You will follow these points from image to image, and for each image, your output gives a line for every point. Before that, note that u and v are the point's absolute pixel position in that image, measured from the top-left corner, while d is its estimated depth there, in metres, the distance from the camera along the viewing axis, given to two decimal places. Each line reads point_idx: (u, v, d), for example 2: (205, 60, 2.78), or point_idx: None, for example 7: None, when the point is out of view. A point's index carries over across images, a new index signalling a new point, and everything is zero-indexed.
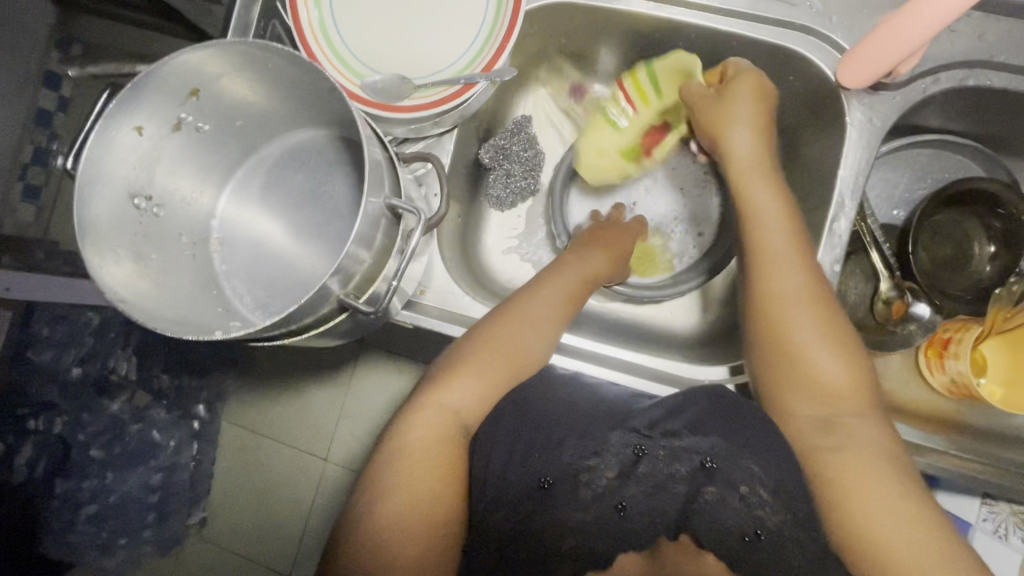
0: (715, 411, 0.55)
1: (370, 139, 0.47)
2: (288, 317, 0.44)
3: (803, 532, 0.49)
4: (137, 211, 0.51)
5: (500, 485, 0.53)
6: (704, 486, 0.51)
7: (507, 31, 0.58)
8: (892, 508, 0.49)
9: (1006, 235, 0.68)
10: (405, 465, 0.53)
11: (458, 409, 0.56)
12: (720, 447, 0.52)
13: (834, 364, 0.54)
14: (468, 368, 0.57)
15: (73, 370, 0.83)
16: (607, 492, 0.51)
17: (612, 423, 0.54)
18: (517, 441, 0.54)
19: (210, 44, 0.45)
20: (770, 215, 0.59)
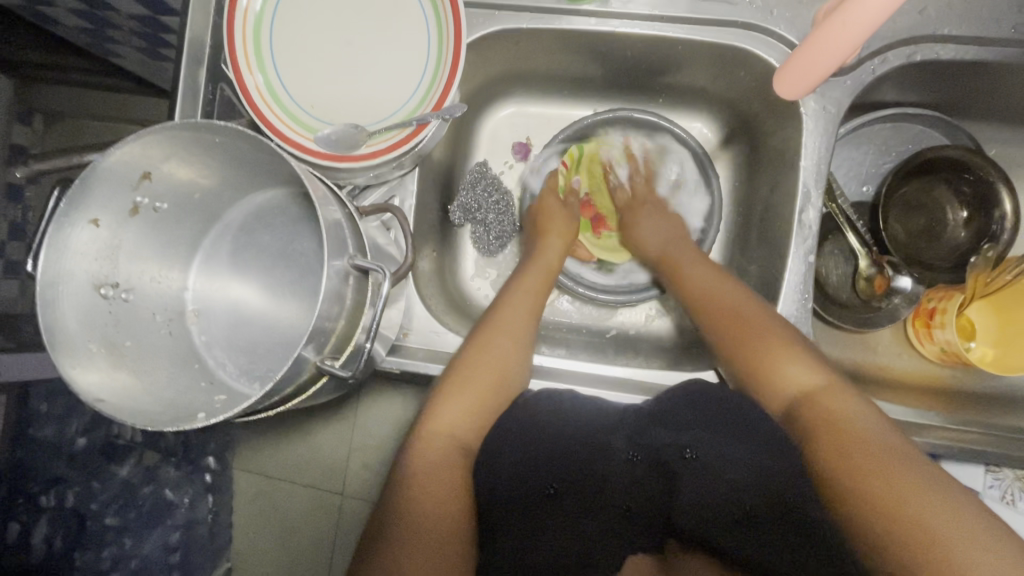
0: (721, 414, 0.54)
1: (326, 201, 0.47)
2: (267, 392, 0.44)
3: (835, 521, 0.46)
4: (105, 301, 0.51)
5: (508, 495, 0.52)
6: (728, 490, 0.50)
7: (450, 70, 0.58)
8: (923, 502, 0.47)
9: (977, 199, 0.69)
10: (419, 500, 0.51)
11: (453, 431, 0.56)
12: (743, 454, 0.51)
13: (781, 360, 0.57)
14: (461, 395, 0.57)
15: (78, 441, 0.84)
16: (613, 497, 0.53)
17: (621, 428, 0.55)
18: (524, 449, 0.54)
19: (149, 130, 0.46)
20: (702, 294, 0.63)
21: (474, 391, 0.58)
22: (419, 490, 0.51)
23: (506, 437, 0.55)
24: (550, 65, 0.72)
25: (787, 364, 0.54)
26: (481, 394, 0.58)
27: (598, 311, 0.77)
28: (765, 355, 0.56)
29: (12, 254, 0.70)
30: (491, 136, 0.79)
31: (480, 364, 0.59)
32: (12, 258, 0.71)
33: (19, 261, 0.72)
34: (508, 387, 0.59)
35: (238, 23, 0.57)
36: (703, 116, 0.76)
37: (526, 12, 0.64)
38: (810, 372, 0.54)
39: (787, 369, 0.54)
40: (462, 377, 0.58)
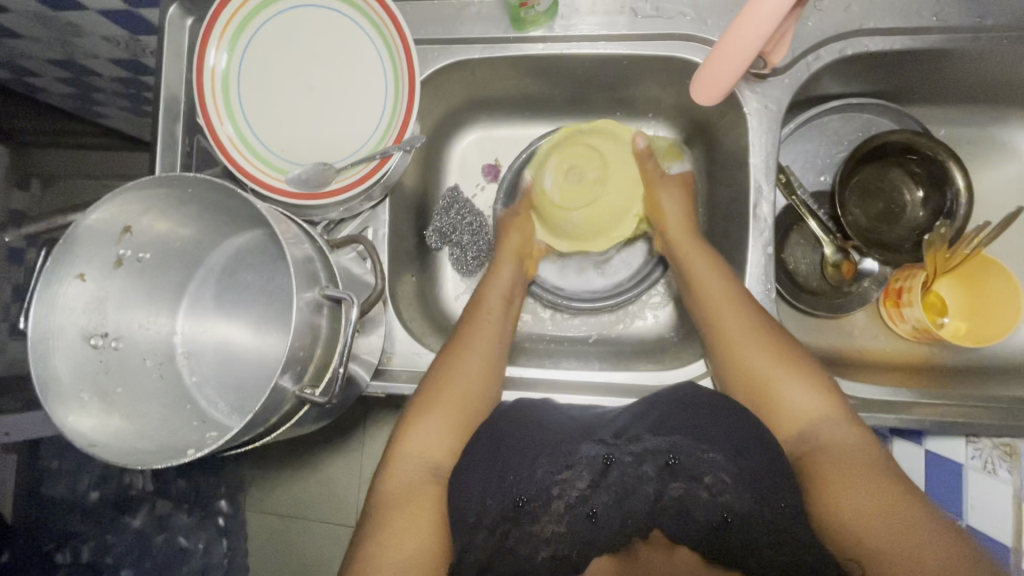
0: (675, 412, 0.56)
1: (295, 239, 0.50)
2: (251, 424, 0.46)
3: (770, 508, 0.50)
4: (95, 351, 0.53)
5: (476, 518, 0.52)
6: (670, 484, 0.53)
7: (407, 106, 0.61)
8: (868, 504, 0.49)
9: (931, 178, 0.71)
10: (391, 530, 0.53)
11: (424, 453, 0.58)
12: (682, 444, 0.53)
13: (762, 361, 0.58)
14: (434, 418, 0.59)
15: (91, 495, 0.84)
16: (579, 501, 0.53)
17: (580, 436, 0.56)
18: (493, 466, 0.55)
19: (124, 187, 0.49)
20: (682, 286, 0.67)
21: (441, 412, 0.60)
22: (392, 517, 0.54)
23: (476, 457, 0.56)
24: (508, 89, 0.76)
25: (748, 351, 0.59)
26: (450, 409, 0.60)
27: (580, 321, 0.79)
28: (734, 342, 0.60)
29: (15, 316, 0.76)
30: (461, 161, 0.82)
31: (446, 388, 0.61)
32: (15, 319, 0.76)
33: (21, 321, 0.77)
34: (479, 394, 0.62)
35: (206, 80, 0.60)
36: (660, 123, 0.79)
37: (477, 43, 0.67)
38: (769, 362, 0.58)
39: (744, 354, 0.59)
40: (429, 397, 0.61)
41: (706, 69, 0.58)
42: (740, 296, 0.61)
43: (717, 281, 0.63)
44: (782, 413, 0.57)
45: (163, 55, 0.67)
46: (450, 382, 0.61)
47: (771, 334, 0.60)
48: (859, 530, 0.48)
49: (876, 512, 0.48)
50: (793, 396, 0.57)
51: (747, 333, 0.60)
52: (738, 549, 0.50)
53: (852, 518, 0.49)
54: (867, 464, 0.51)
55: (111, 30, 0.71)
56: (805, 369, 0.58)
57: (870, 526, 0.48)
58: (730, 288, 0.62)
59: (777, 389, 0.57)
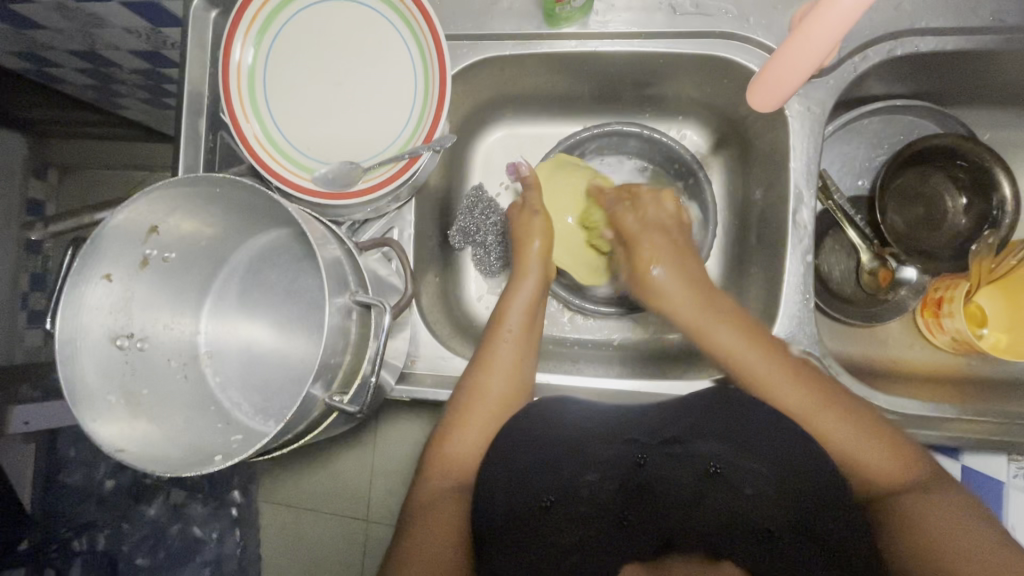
0: (719, 416, 0.54)
1: (324, 241, 0.49)
2: (279, 433, 0.45)
3: (823, 523, 0.49)
4: (121, 352, 0.53)
5: (504, 517, 0.51)
6: (710, 491, 0.51)
7: (437, 105, 0.60)
8: (941, 524, 0.48)
9: (975, 184, 0.68)
10: (421, 539, 0.54)
11: (458, 466, 0.59)
12: (725, 453, 0.52)
13: (766, 365, 0.57)
14: (466, 429, 0.60)
15: (106, 483, 0.89)
16: (605, 505, 0.53)
17: (607, 439, 0.55)
18: (518, 468, 0.54)
19: (153, 187, 0.48)
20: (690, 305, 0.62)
21: (474, 422, 0.60)
22: (422, 525, 0.55)
23: (501, 455, 0.56)
24: (536, 86, 0.74)
25: (775, 376, 0.56)
26: (483, 428, 0.60)
27: (602, 326, 0.78)
28: (733, 346, 0.58)
29: (33, 305, 0.77)
30: (485, 159, 0.81)
31: (474, 403, 0.61)
32: (33, 309, 0.77)
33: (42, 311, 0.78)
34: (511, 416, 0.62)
35: (232, 75, 0.59)
36: (692, 123, 0.77)
37: (508, 39, 0.65)
38: (773, 368, 0.57)
39: (750, 364, 0.57)
40: (462, 415, 0.61)
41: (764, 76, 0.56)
42: (756, 330, 0.59)
43: (736, 333, 0.59)
44: (788, 413, 0.56)
45: (187, 49, 0.66)
46: (481, 400, 0.61)
47: (780, 351, 0.58)
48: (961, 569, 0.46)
49: (966, 548, 0.47)
50: (790, 396, 0.56)
51: (742, 343, 0.58)
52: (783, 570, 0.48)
53: (951, 560, 0.46)
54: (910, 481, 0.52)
55: (134, 21, 0.70)
56: (810, 372, 0.57)
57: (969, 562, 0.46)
58: (716, 308, 0.61)
59: (772, 390, 0.56)
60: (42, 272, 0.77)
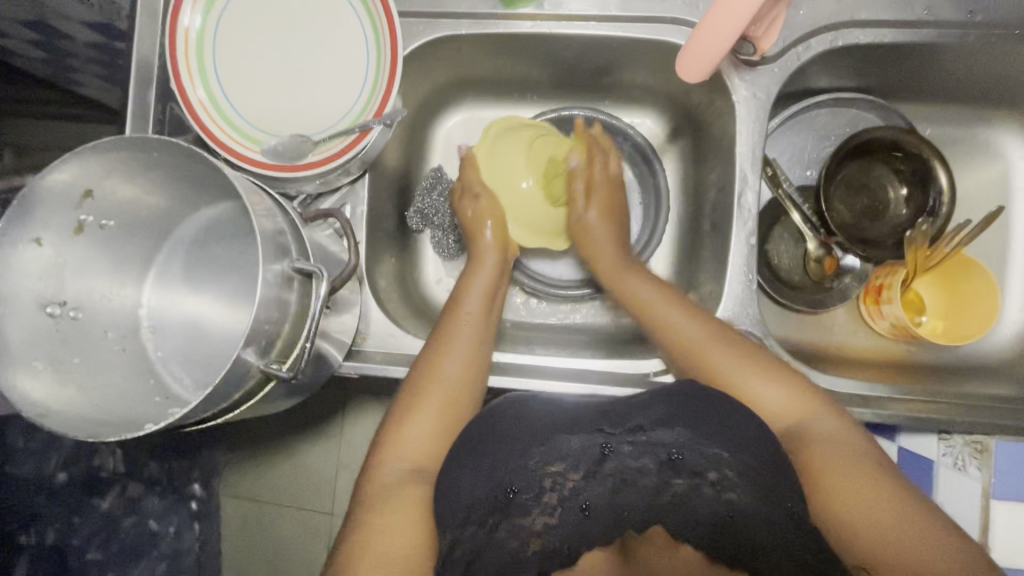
0: (671, 402, 0.53)
1: (269, 211, 0.48)
2: (210, 399, 0.45)
3: (774, 509, 0.49)
4: (51, 319, 0.51)
5: (466, 509, 0.51)
6: (671, 479, 0.52)
7: (389, 80, 0.59)
8: (874, 505, 0.49)
9: (915, 176, 0.71)
10: (379, 524, 0.53)
11: (415, 453, 0.57)
12: (684, 437, 0.51)
13: (705, 333, 0.60)
14: (425, 412, 0.58)
15: (58, 475, 0.79)
16: (574, 492, 0.53)
17: (573, 427, 0.53)
18: (483, 458, 0.52)
19: (87, 147, 0.46)
20: (657, 302, 0.64)
21: (432, 408, 0.59)
22: (377, 512, 0.54)
23: (464, 447, 0.54)
24: (495, 70, 0.74)
25: (716, 361, 0.58)
26: (435, 412, 0.58)
27: (566, 313, 0.79)
28: (698, 342, 0.60)
29: None
30: (445, 143, 0.80)
31: (427, 385, 0.60)
32: None
33: None
34: (464, 401, 0.60)
35: (180, 41, 0.58)
36: (647, 111, 0.78)
37: (465, 19, 0.66)
38: (706, 336, 0.60)
39: (719, 363, 0.58)
40: (413, 401, 0.59)
41: (684, 50, 0.58)
42: (718, 333, 0.60)
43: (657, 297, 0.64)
44: (760, 408, 0.56)
45: (137, 20, 0.64)
46: (436, 381, 0.60)
47: (727, 330, 0.60)
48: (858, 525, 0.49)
49: (877, 513, 0.49)
50: (764, 393, 0.56)
51: (707, 337, 0.60)
52: (747, 548, 0.48)
53: (852, 504, 0.50)
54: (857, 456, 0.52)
55: None
56: (782, 369, 0.58)
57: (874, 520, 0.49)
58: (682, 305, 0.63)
59: (750, 390, 0.57)
60: None
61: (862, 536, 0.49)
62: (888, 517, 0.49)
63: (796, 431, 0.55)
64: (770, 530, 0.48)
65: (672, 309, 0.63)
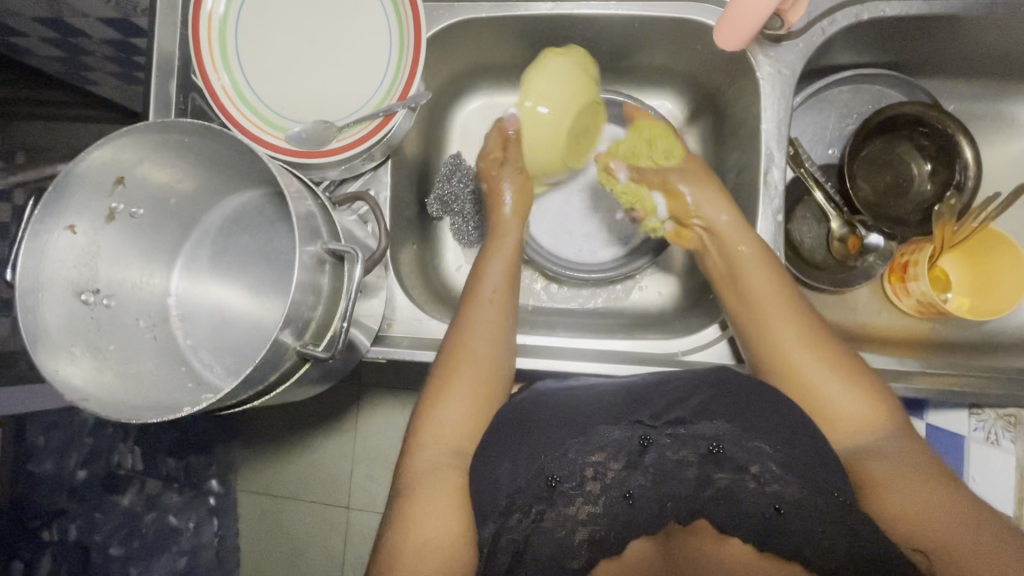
0: (724, 398, 0.54)
1: (299, 193, 0.48)
2: (249, 380, 0.45)
3: (823, 498, 0.48)
4: (86, 306, 0.51)
5: (508, 499, 0.51)
6: (714, 473, 0.51)
7: (412, 64, 0.59)
8: (933, 505, 0.47)
9: (940, 152, 0.70)
10: (421, 511, 0.52)
11: (450, 432, 0.57)
12: (727, 431, 0.51)
13: (775, 305, 0.57)
14: (459, 393, 0.58)
15: (77, 473, 0.89)
16: (615, 481, 0.52)
17: (615, 418, 0.54)
18: (520, 447, 0.53)
19: (120, 132, 0.47)
20: (732, 244, 0.61)
21: (464, 388, 0.58)
22: (417, 496, 0.53)
23: (502, 438, 0.54)
24: (514, 55, 0.74)
25: (781, 336, 0.56)
26: (468, 392, 0.58)
27: (585, 300, 0.79)
28: (768, 304, 0.57)
29: None
30: (464, 129, 0.80)
31: (457, 366, 0.59)
32: None
33: None
34: (495, 380, 0.60)
35: (203, 26, 0.58)
36: (667, 92, 0.77)
37: (484, 2, 0.66)
38: (779, 298, 0.57)
39: (779, 330, 0.56)
40: (445, 380, 0.59)
41: (726, 17, 0.58)
42: (791, 291, 0.58)
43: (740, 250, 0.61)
44: (831, 401, 0.53)
45: (157, 10, 0.65)
46: (467, 360, 0.59)
47: (808, 315, 0.57)
48: (917, 528, 0.47)
49: (937, 517, 0.47)
50: (836, 380, 0.54)
51: (780, 305, 0.57)
52: (795, 540, 0.48)
53: (910, 506, 0.48)
54: (912, 456, 0.50)
55: None
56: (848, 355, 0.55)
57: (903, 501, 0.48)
58: (763, 262, 0.60)
59: (816, 371, 0.54)
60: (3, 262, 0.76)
61: (918, 538, 0.47)
62: (950, 521, 0.47)
63: (862, 432, 0.52)
64: (819, 517, 0.47)
65: (750, 256, 0.60)
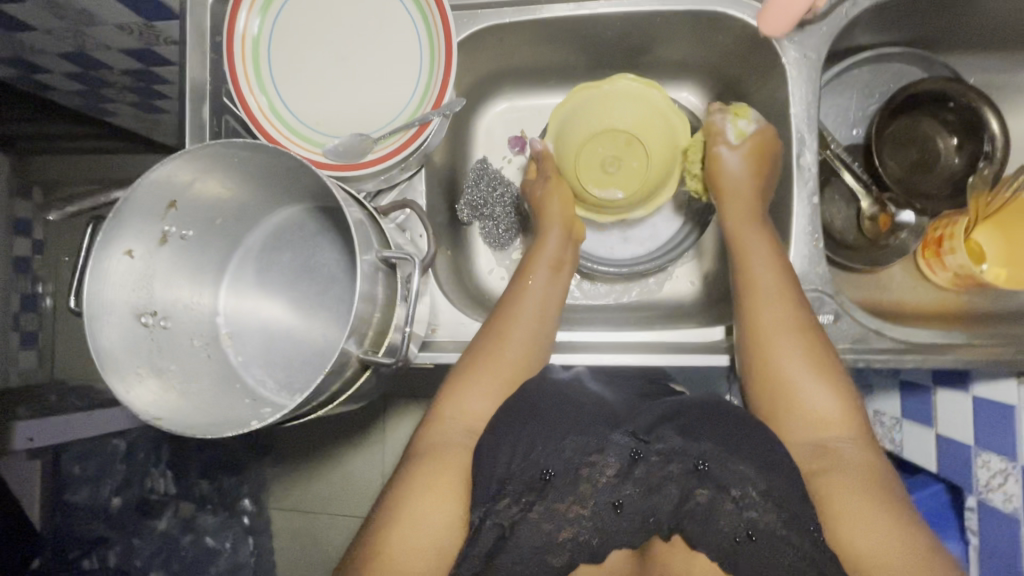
0: (708, 419, 0.54)
1: (349, 203, 0.49)
2: (316, 391, 0.45)
3: (799, 534, 0.46)
4: (146, 328, 0.52)
5: (501, 484, 0.50)
6: (695, 489, 0.50)
7: (444, 71, 0.60)
8: (884, 540, 0.47)
9: (965, 125, 0.71)
10: (421, 486, 0.52)
11: (470, 414, 0.58)
12: (712, 450, 0.51)
13: (770, 278, 0.59)
14: (479, 380, 0.59)
15: (113, 500, 0.89)
16: (607, 487, 0.50)
17: (611, 423, 0.54)
18: (519, 437, 0.52)
19: (177, 155, 0.48)
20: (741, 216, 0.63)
21: (490, 376, 0.60)
22: (421, 467, 0.54)
23: (507, 423, 0.54)
24: (534, 58, 0.75)
25: (780, 349, 0.56)
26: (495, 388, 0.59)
27: (620, 294, 0.79)
28: (756, 271, 0.59)
29: (25, 326, 0.82)
30: (488, 134, 0.81)
31: (481, 363, 0.60)
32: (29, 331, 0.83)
33: (34, 332, 0.84)
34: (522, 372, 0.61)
35: (238, 47, 0.60)
36: (686, 84, 0.78)
37: (508, 8, 0.67)
38: (770, 270, 0.59)
39: (763, 302, 0.58)
40: (473, 365, 0.61)
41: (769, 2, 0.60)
42: (790, 282, 0.59)
43: (761, 246, 0.61)
44: (796, 401, 0.55)
45: (187, 37, 0.66)
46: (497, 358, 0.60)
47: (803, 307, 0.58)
48: (862, 554, 0.46)
49: (884, 552, 0.46)
50: (808, 385, 0.55)
51: (775, 280, 0.58)
52: (759, 566, 0.46)
53: (860, 536, 0.47)
54: (877, 486, 0.50)
55: (125, 17, 0.68)
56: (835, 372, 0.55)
57: (877, 551, 0.46)
58: (777, 276, 0.59)
59: (790, 365, 0.55)
60: (33, 294, 0.83)
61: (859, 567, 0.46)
62: (894, 561, 0.46)
63: (823, 445, 0.53)
64: (792, 551, 0.46)
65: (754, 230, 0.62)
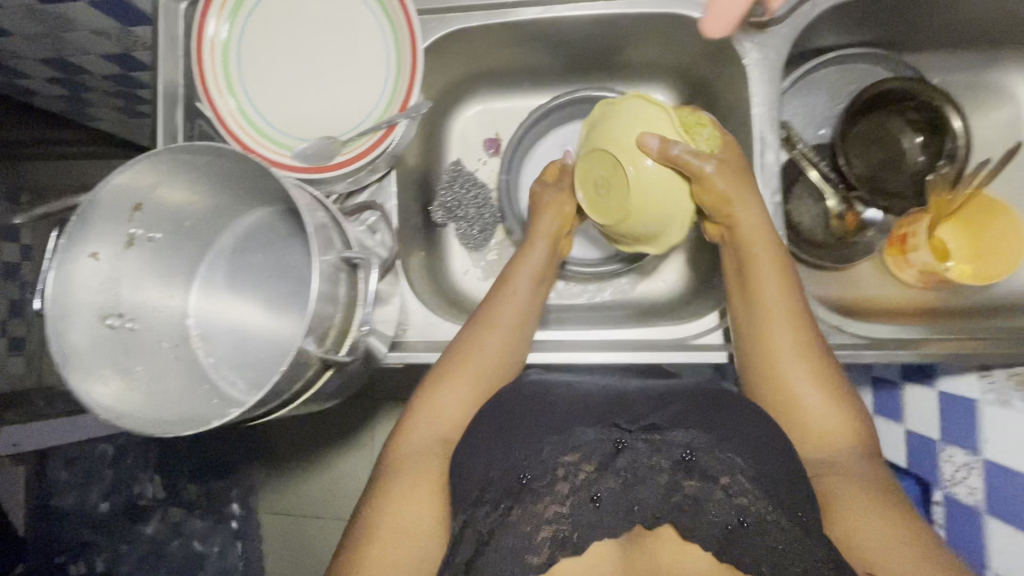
0: (699, 412, 0.55)
1: (311, 206, 0.50)
2: (275, 389, 0.46)
3: (790, 521, 0.47)
4: (112, 330, 0.53)
5: (479, 491, 0.51)
6: (683, 480, 0.49)
7: (410, 75, 0.61)
8: (886, 538, 0.48)
9: (930, 124, 0.72)
10: (400, 494, 0.53)
11: (446, 418, 0.59)
12: (700, 440, 0.51)
13: (773, 291, 0.57)
14: (455, 387, 0.60)
15: (100, 505, 0.92)
16: (585, 483, 0.49)
17: (589, 420, 0.54)
18: (494, 444, 0.54)
19: (138, 158, 0.49)
20: (750, 228, 0.59)
21: (465, 385, 0.60)
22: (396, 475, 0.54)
23: (483, 434, 0.55)
24: (505, 60, 0.76)
25: (788, 364, 0.56)
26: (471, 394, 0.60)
27: (596, 294, 0.80)
28: (761, 286, 0.57)
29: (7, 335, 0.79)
30: (462, 136, 0.82)
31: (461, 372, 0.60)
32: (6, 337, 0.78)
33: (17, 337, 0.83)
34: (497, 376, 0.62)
35: (206, 50, 0.60)
36: (657, 85, 0.79)
37: (475, 11, 0.68)
38: (769, 285, 0.57)
39: (764, 316, 0.57)
40: (446, 372, 0.61)
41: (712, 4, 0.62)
42: (795, 297, 0.57)
43: (766, 259, 0.58)
44: (799, 408, 0.55)
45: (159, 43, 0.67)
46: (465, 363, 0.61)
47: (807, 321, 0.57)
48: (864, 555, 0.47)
49: (884, 552, 0.47)
50: (811, 397, 0.55)
51: (781, 296, 0.57)
52: (756, 556, 0.46)
53: (859, 534, 0.48)
54: (875, 492, 0.51)
55: (101, 23, 0.69)
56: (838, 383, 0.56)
57: (873, 545, 0.48)
58: (787, 298, 0.57)
59: (792, 379, 0.56)
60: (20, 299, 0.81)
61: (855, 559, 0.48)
62: (897, 557, 0.47)
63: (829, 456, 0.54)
64: (777, 540, 0.46)
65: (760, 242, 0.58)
